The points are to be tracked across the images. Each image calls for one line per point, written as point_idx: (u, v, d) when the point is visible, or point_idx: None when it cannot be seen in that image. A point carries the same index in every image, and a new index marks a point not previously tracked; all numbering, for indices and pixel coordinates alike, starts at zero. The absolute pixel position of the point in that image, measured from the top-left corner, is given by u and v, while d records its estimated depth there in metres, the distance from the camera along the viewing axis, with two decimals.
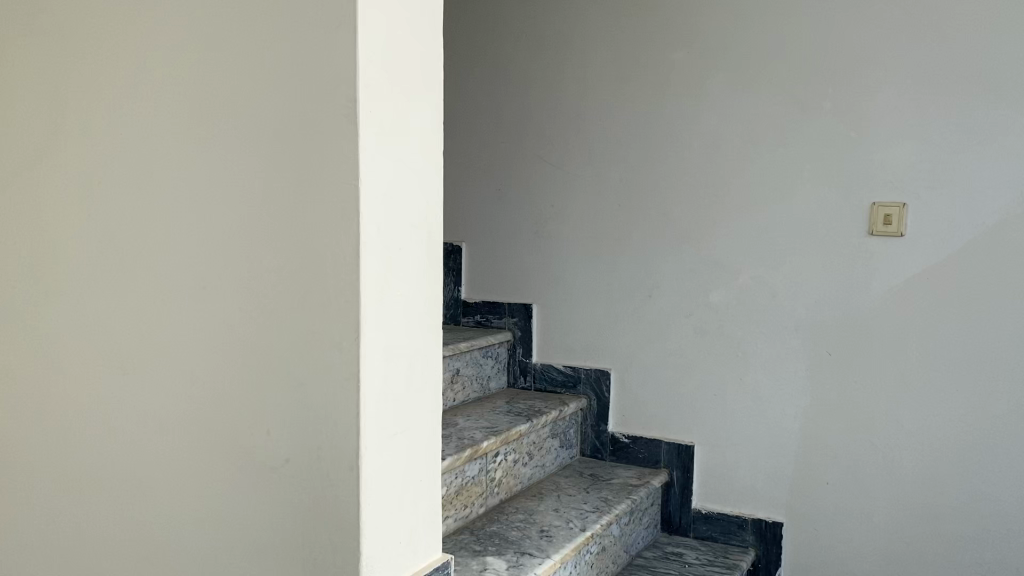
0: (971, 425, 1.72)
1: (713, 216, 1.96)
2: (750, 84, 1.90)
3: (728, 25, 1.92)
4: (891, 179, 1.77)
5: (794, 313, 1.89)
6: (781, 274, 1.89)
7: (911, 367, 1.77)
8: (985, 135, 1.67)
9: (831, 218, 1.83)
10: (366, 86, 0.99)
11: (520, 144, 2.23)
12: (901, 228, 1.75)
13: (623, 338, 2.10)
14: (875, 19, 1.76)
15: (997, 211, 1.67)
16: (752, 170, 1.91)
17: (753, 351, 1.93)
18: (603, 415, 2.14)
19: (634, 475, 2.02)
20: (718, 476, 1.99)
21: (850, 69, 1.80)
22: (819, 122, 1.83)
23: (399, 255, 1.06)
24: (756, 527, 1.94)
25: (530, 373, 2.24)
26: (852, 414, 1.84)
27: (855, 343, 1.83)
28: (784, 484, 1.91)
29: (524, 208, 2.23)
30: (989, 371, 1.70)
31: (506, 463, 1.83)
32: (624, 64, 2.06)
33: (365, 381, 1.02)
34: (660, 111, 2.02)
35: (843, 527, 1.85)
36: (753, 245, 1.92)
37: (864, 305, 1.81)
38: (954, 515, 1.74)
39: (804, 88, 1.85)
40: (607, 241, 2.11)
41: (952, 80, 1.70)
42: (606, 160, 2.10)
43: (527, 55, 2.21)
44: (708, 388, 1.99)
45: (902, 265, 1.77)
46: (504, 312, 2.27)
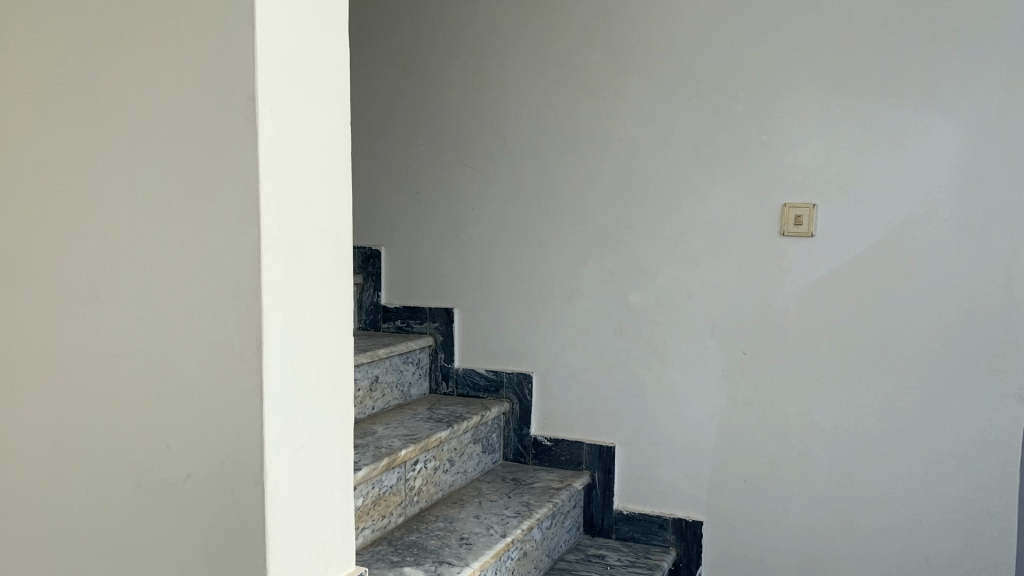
0: (881, 420, 1.77)
1: (632, 218, 1.97)
2: (666, 85, 1.92)
3: (641, 28, 1.94)
4: (802, 182, 1.80)
5: (711, 314, 1.91)
6: (697, 275, 1.91)
7: (823, 365, 1.81)
8: (889, 138, 1.73)
9: (744, 219, 1.86)
10: (265, 87, 0.96)
11: (439, 146, 2.21)
12: (811, 228, 1.79)
13: (544, 340, 2.10)
14: (783, 23, 1.80)
15: (902, 211, 1.72)
16: (668, 172, 1.93)
17: (672, 352, 1.95)
18: (525, 418, 2.13)
19: (557, 478, 2.02)
20: (639, 476, 2.00)
21: (760, 72, 1.83)
22: (732, 123, 1.86)
23: (305, 261, 1.03)
24: (676, 526, 1.96)
25: (452, 378, 2.22)
26: (768, 412, 1.87)
27: (770, 343, 1.86)
28: (704, 482, 1.94)
29: (443, 211, 2.20)
30: (896, 368, 1.75)
31: (426, 471, 1.80)
32: (541, 67, 2.06)
33: (268, 393, 0.98)
34: (578, 113, 2.02)
35: (762, 525, 1.88)
36: (670, 246, 1.94)
37: (779, 305, 1.84)
38: (866, 509, 1.79)
39: (716, 92, 1.87)
40: (527, 244, 2.10)
41: (856, 84, 1.75)
42: (525, 162, 2.09)
43: (443, 56, 2.19)
44: (628, 389, 2.00)
45: (814, 265, 1.80)
46: (425, 316, 2.24)
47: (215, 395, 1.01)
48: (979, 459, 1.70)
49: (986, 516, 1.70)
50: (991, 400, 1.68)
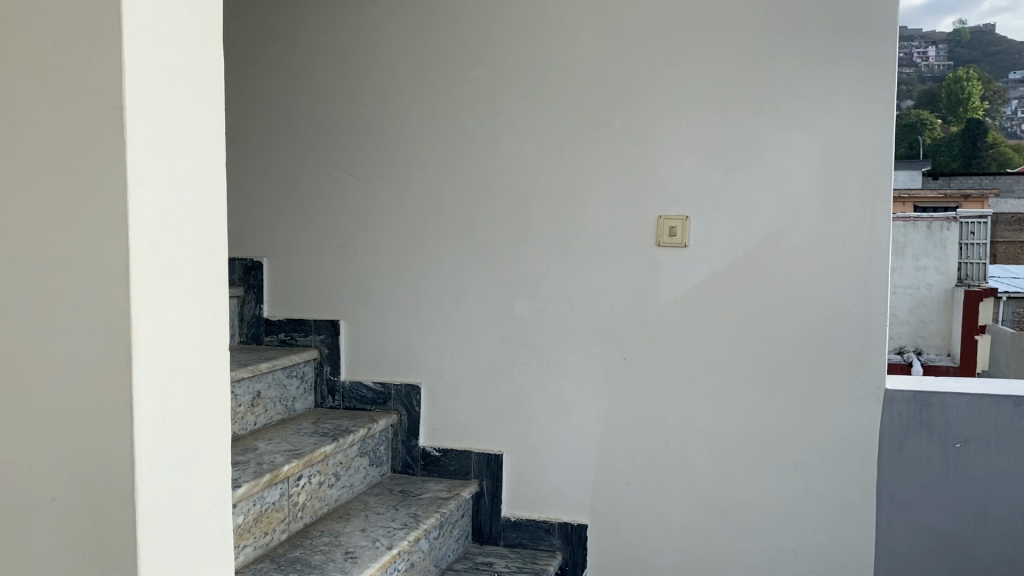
0: (753, 421, 1.86)
1: (516, 230, 2.01)
2: (548, 100, 1.96)
3: (522, 44, 1.97)
4: (676, 194, 1.88)
5: (593, 322, 1.96)
6: (579, 284, 1.96)
7: (699, 370, 1.89)
8: (756, 153, 1.82)
9: (623, 230, 1.92)
10: (134, 96, 0.93)
11: (323, 157, 2.18)
12: (684, 239, 1.87)
13: (431, 351, 2.10)
14: (657, 42, 1.87)
15: (769, 222, 1.82)
16: (551, 184, 1.97)
17: (556, 361, 1.99)
18: (413, 430, 2.13)
19: (445, 488, 2.03)
20: (526, 483, 2.04)
21: (636, 88, 1.89)
22: (611, 138, 1.92)
23: (178, 274, 1.00)
24: (562, 530, 2.00)
25: (338, 392, 2.20)
26: (647, 417, 1.93)
27: (649, 350, 1.92)
28: (588, 487, 1.98)
29: (328, 223, 2.18)
30: (767, 371, 1.84)
31: (310, 486, 1.78)
32: (425, 79, 2.07)
33: (140, 410, 0.95)
34: (462, 126, 2.04)
35: (643, 525, 1.94)
36: (553, 257, 1.98)
37: (657, 313, 1.91)
38: (739, 506, 1.87)
39: (595, 107, 1.93)
40: (412, 256, 2.10)
41: (726, 101, 1.83)
42: (410, 173, 2.09)
43: (326, 67, 2.17)
44: (515, 398, 2.03)
45: (689, 274, 1.88)
46: (310, 329, 2.21)
47: (82, 415, 0.97)
48: (841, 455, 1.80)
49: (848, 509, 1.81)
50: (851, 399, 1.79)
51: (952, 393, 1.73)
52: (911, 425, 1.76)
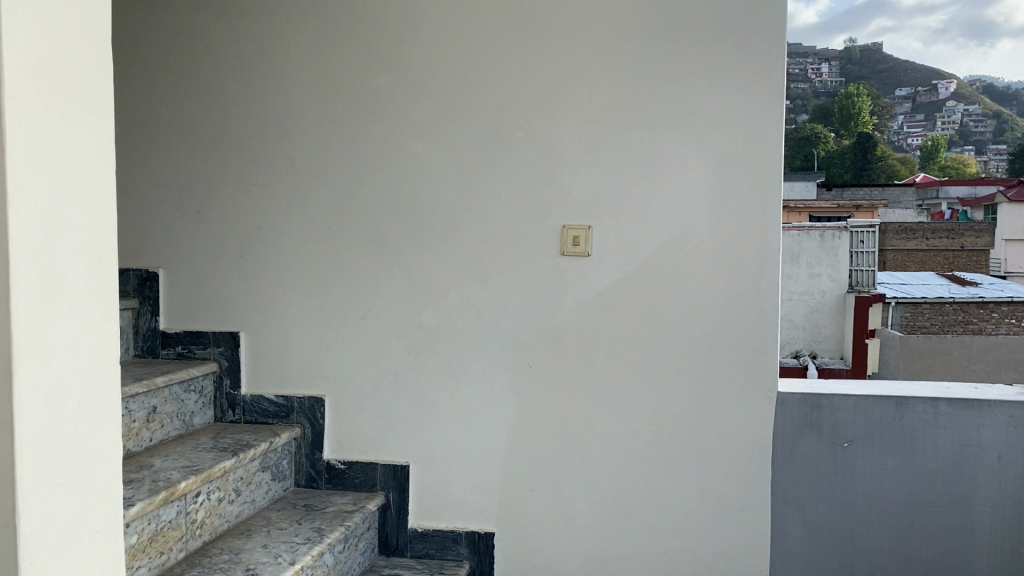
0: (654, 425, 1.90)
1: (421, 240, 2.00)
2: (451, 110, 1.97)
3: (427, 53, 1.97)
4: (579, 205, 1.91)
5: (498, 330, 1.97)
6: (485, 293, 1.97)
7: (603, 375, 1.92)
8: (654, 165, 1.87)
9: (527, 239, 1.94)
10: (16, 97, 0.88)
11: (222, 165, 2.13)
12: (587, 248, 1.90)
13: (335, 363, 2.08)
14: (560, 54, 1.90)
15: (667, 232, 1.87)
16: (455, 194, 1.98)
17: (462, 369, 1.99)
18: (317, 443, 2.09)
19: (350, 501, 2.00)
20: (433, 494, 2.03)
21: (538, 100, 1.92)
22: (514, 148, 1.94)
23: (63, 285, 0.95)
24: (469, 539, 2.01)
25: (239, 405, 2.14)
26: (553, 424, 1.95)
27: (554, 358, 1.94)
28: (495, 495, 2.00)
29: (227, 232, 2.13)
30: (667, 377, 1.89)
31: (209, 503, 1.72)
32: (328, 87, 2.04)
33: (21, 430, 0.89)
34: (366, 135, 2.02)
35: (549, 531, 1.97)
36: (458, 266, 1.98)
37: (561, 321, 1.93)
38: (643, 509, 1.92)
39: (499, 118, 1.94)
40: (315, 267, 2.07)
41: (627, 113, 1.88)
42: (313, 181, 2.06)
43: (224, 73, 2.13)
44: (421, 409, 2.03)
45: (592, 282, 1.91)
46: (209, 341, 2.16)
47: None
48: (738, 456, 1.87)
49: (744, 509, 1.88)
50: (747, 402, 1.85)
51: (840, 394, 1.81)
52: (803, 425, 1.84)
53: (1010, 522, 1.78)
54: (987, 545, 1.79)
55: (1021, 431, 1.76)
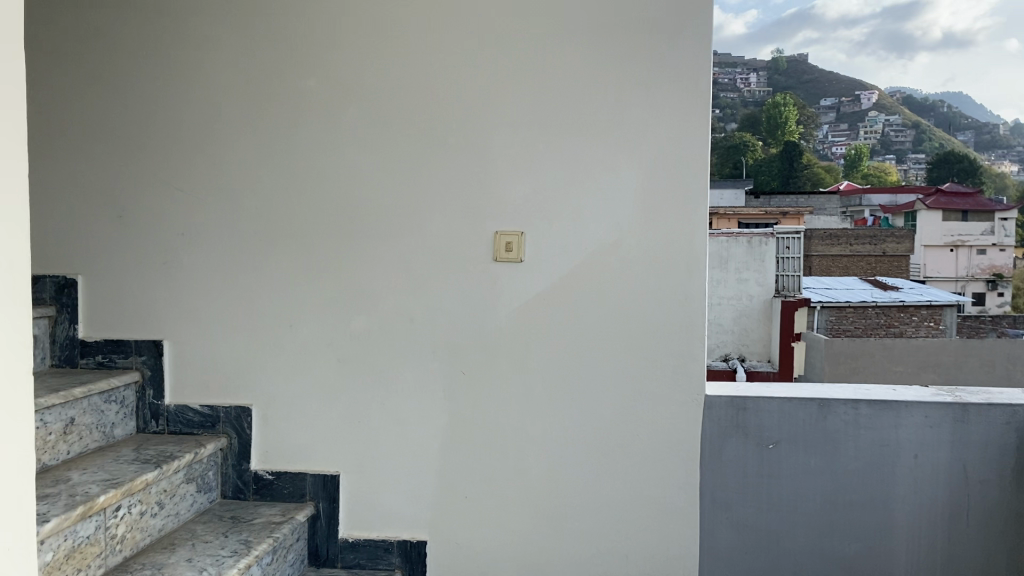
0: (586, 431, 1.91)
1: (351, 246, 1.98)
2: (382, 115, 1.95)
3: (356, 57, 1.96)
4: (511, 211, 1.91)
5: (430, 337, 1.96)
6: (416, 299, 1.96)
7: (535, 381, 1.92)
8: (585, 172, 1.89)
9: (459, 245, 1.93)
10: None
11: (144, 169, 2.08)
12: (520, 254, 1.90)
13: (263, 371, 2.04)
14: (490, 61, 1.90)
15: (598, 238, 1.89)
16: (386, 200, 1.96)
17: (393, 377, 1.98)
18: (244, 453, 2.05)
19: (279, 512, 1.96)
20: (365, 503, 2.01)
21: (470, 105, 1.91)
22: (446, 154, 1.93)
23: None
24: (401, 548, 1.99)
25: (162, 416, 2.08)
26: (485, 430, 1.95)
27: (486, 364, 1.94)
28: (427, 503, 1.99)
29: (150, 238, 2.08)
30: (598, 382, 1.90)
31: (130, 516, 1.67)
32: (255, 89, 2.01)
33: None
34: (295, 140, 1.99)
35: (482, 538, 1.97)
36: (390, 273, 1.97)
37: (493, 327, 1.93)
38: (575, 514, 1.93)
39: (430, 123, 1.93)
40: (242, 273, 2.03)
41: (557, 120, 1.89)
42: (239, 186, 2.02)
43: (146, 74, 2.07)
44: (352, 417, 2.00)
45: (524, 288, 1.91)
46: (130, 350, 2.09)
47: None
48: (666, 460, 1.90)
49: (673, 511, 1.91)
50: (675, 407, 1.89)
51: (765, 397, 1.85)
52: (730, 428, 1.87)
53: (926, 519, 1.84)
54: (904, 542, 1.85)
55: (937, 431, 1.82)
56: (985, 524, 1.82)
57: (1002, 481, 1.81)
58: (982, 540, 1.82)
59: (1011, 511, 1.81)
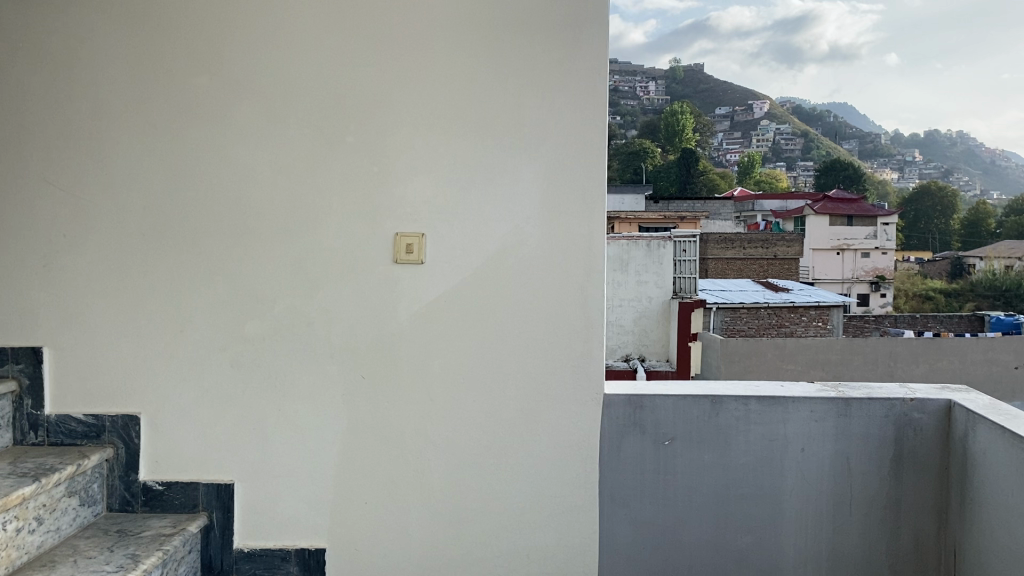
0: (487, 432, 1.91)
1: (245, 247, 1.92)
2: (279, 113, 1.91)
3: (250, 54, 1.90)
4: (410, 213, 1.90)
5: (329, 341, 1.92)
6: (314, 303, 1.92)
7: (436, 384, 1.91)
8: (484, 174, 1.89)
9: (357, 247, 1.91)
10: None
11: (20, 165, 1.96)
12: (421, 256, 1.89)
13: (152, 377, 1.96)
14: (388, 60, 1.88)
15: (497, 240, 1.89)
16: (281, 200, 1.91)
17: (290, 381, 1.93)
18: (132, 464, 1.96)
19: (169, 523, 1.88)
20: (261, 511, 1.96)
21: (368, 105, 1.89)
22: (343, 154, 1.90)
23: None
24: (299, 556, 1.95)
25: (42, 427, 1.96)
26: (386, 434, 1.93)
27: (385, 368, 1.92)
28: (325, 510, 1.95)
29: (27, 238, 1.96)
30: (499, 383, 1.91)
31: (5, 534, 1.56)
32: (142, 84, 1.93)
33: None
34: (184, 137, 1.93)
35: (382, 544, 1.94)
36: (287, 275, 1.92)
37: (394, 330, 1.91)
38: (477, 516, 1.93)
39: (326, 123, 1.90)
40: (129, 275, 1.94)
41: (457, 122, 1.89)
42: (126, 184, 1.94)
43: (22, 64, 1.95)
44: (247, 423, 1.94)
45: (425, 290, 1.90)
46: (6, 358, 1.96)
47: None
48: (566, 459, 1.92)
49: (573, 509, 1.93)
50: (575, 406, 1.91)
51: (660, 395, 1.89)
52: (627, 426, 1.91)
53: (812, 511, 1.91)
54: (793, 533, 1.92)
55: (821, 425, 1.90)
56: (866, 513, 1.91)
57: (881, 472, 1.90)
58: (863, 528, 1.91)
59: (889, 500, 1.91)
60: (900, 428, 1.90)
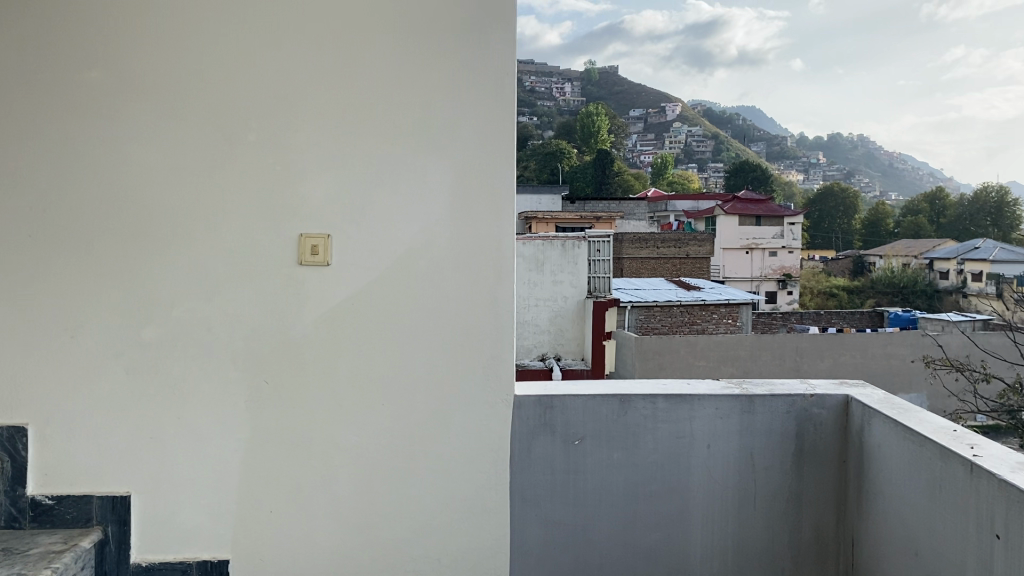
0: (397, 436, 1.89)
1: (141, 249, 1.84)
2: (175, 110, 1.84)
3: (145, 48, 1.83)
4: (315, 213, 1.85)
5: (231, 345, 1.86)
6: (215, 306, 1.86)
7: (343, 388, 1.87)
8: (391, 174, 1.86)
9: (260, 249, 1.85)
10: None
11: None
12: (327, 257, 1.85)
13: (40, 386, 1.85)
14: (291, 57, 1.84)
15: (405, 241, 1.87)
16: (179, 199, 1.84)
17: (191, 388, 1.86)
18: (19, 477, 1.85)
19: (60, 540, 1.79)
20: (160, 523, 1.88)
21: (271, 103, 1.84)
22: (245, 153, 1.84)
23: None
24: (200, 569, 1.88)
25: None
26: (292, 440, 1.88)
27: (290, 372, 1.87)
28: (229, 519, 1.89)
29: None
30: (408, 386, 1.88)
31: None
32: (27, 76, 1.82)
33: None
34: (74, 133, 1.83)
35: (289, 552, 1.89)
36: (187, 277, 1.85)
37: (299, 333, 1.86)
38: (386, 521, 1.90)
39: (227, 120, 1.84)
40: (15, 278, 1.84)
41: (363, 120, 1.85)
42: (10, 182, 1.83)
43: None
44: (143, 434, 1.87)
45: (331, 292, 1.86)
46: None
47: None
48: (476, 462, 1.91)
49: (484, 512, 1.92)
50: (485, 408, 1.90)
51: (570, 395, 1.91)
52: (538, 426, 1.92)
53: (718, 506, 1.95)
54: (700, 528, 1.95)
55: (726, 421, 1.94)
56: (769, 507, 1.96)
57: (783, 466, 1.96)
58: (767, 521, 1.96)
59: (792, 493, 1.96)
60: (801, 423, 1.96)
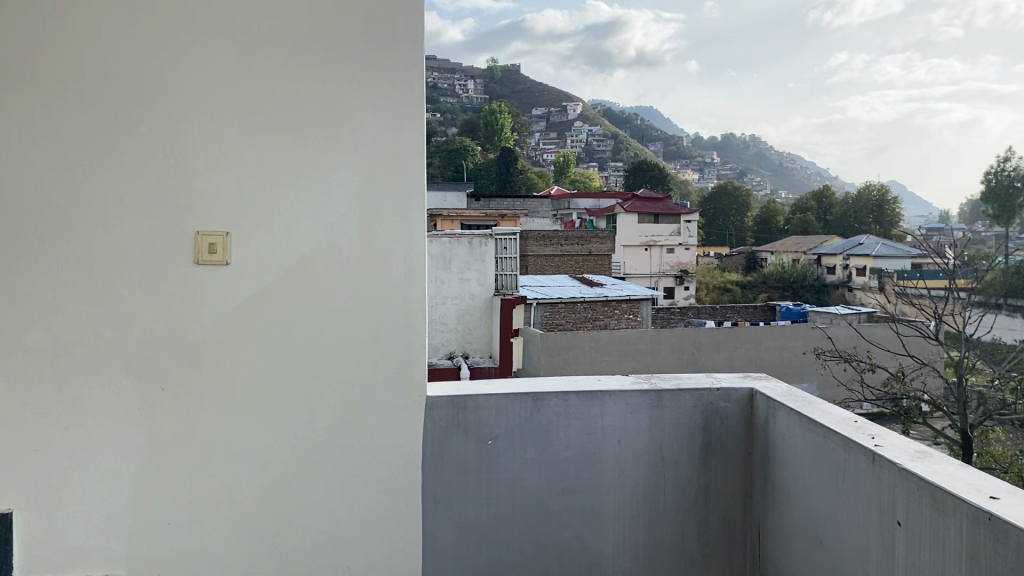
0: (302, 441, 1.82)
1: (20, 248, 1.71)
2: (59, 100, 1.72)
3: (24, 32, 1.70)
4: (213, 210, 1.77)
5: (122, 350, 1.76)
6: (104, 309, 1.75)
7: (245, 393, 1.79)
8: (294, 170, 1.79)
9: (154, 248, 1.75)
10: None
11: None
12: (226, 257, 1.77)
13: None
14: (186, 47, 1.74)
15: (309, 239, 1.80)
16: (63, 195, 1.72)
17: (79, 396, 1.75)
18: None
19: None
20: (45, 541, 1.76)
21: (164, 94, 1.74)
22: (136, 146, 1.74)
23: None
24: None
25: None
26: (191, 449, 1.78)
27: (188, 378, 1.78)
28: (122, 534, 1.78)
29: None
30: (313, 390, 1.82)
31: None
32: None
33: None
34: None
35: (187, 567, 1.80)
36: (73, 278, 1.74)
37: (197, 337, 1.77)
38: (291, 530, 1.83)
39: (116, 112, 1.73)
40: None
41: (263, 114, 1.77)
42: None
43: None
44: (26, 446, 1.74)
45: (231, 293, 1.78)
46: None
47: None
48: (386, 466, 1.86)
49: (394, 517, 1.87)
50: (394, 410, 1.85)
51: (483, 394, 1.90)
52: (451, 427, 1.89)
53: (630, 502, 1.96)
54: (612, 525, 1.95)
55: (636, 417, 1.95)
56: (679, 501, 1.98)
57: (691, 461, 1.99)
58: (677, 515, 1.98)
59: (700, 486, 2.00)
60: (708, 416, 2.00)
